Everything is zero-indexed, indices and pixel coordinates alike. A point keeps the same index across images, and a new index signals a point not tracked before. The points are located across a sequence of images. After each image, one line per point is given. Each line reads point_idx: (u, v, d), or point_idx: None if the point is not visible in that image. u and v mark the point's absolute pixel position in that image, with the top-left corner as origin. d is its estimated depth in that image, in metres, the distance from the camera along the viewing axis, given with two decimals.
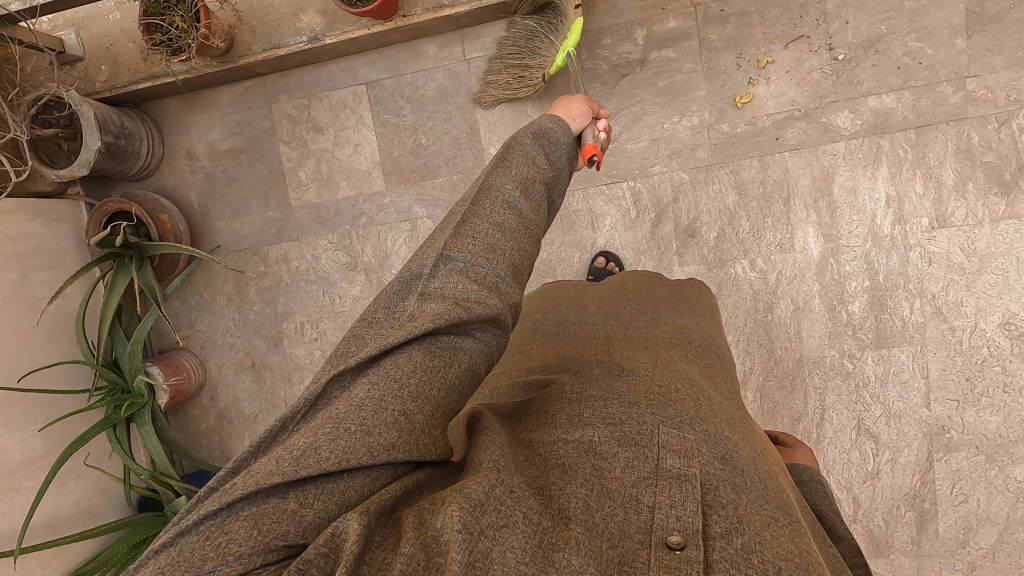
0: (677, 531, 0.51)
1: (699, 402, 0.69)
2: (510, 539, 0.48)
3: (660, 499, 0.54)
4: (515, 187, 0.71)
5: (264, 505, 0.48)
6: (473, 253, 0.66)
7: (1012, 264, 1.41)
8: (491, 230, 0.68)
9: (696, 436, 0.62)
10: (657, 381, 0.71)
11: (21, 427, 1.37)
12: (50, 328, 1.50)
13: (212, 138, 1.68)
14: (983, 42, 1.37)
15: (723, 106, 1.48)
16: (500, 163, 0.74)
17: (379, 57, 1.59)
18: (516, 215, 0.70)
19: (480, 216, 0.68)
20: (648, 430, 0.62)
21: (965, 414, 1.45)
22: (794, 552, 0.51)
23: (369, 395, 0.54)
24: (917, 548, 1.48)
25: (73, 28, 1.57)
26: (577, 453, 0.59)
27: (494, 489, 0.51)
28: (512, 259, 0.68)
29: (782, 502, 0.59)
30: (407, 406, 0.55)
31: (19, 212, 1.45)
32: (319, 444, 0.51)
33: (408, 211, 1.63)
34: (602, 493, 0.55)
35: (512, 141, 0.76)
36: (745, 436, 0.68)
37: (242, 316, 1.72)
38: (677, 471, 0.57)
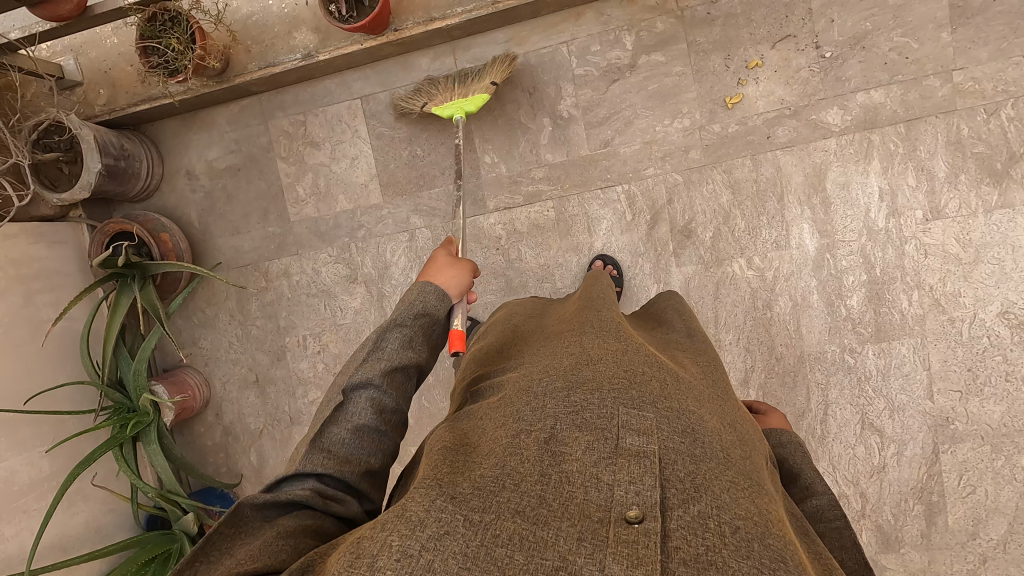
0: (636, 505, 0.52)
1: (664, 380, 0.69)
2: (452, 546, 0.49)
3: (619, 476, 0.55)
4: (382, 382, 0.76)
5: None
6: (328, 464, 0.69)
7: (1008, 253, 1.41)
8: (349, 437, 0.72)
9: (657, 414, 0.62)
10: (621, 361, 0.71)
11: (28, 449, 1.38)
12: (55, 349, 1.51)
13: (210, 157, 1.70)
14: (968, 35, 1.38)
15: (713, 107, 1.50)
16: (375, 355, 0.78)
17: (372, 71, 1.61)
18: (378, 413, 0.75)
19: (338, 423, 0.73)
20: (607, 412, 0.62)
21: (968, 405, 1.45)
22: (752, 512, 0.54)
23: (254, 543, 0.60)
24: (927, 541, 1.47)
25: (72, 54, 1.61)
26: (536, 445, 0.59)
27: (432, 505, 0.52)
28: (368, 465, 0.73)
29: (745, 471, 0.61)
30: (290, 542, 0.61)
31: (22, 236, 1.47)
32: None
33: (406, 222, 1.64)
34: (556, 483, 0.55)
35: (386, 327, 0.80)
36: (712, 410, 0.69)
37: (245, 331, 1.73)
38: (636, 448, 0.57)
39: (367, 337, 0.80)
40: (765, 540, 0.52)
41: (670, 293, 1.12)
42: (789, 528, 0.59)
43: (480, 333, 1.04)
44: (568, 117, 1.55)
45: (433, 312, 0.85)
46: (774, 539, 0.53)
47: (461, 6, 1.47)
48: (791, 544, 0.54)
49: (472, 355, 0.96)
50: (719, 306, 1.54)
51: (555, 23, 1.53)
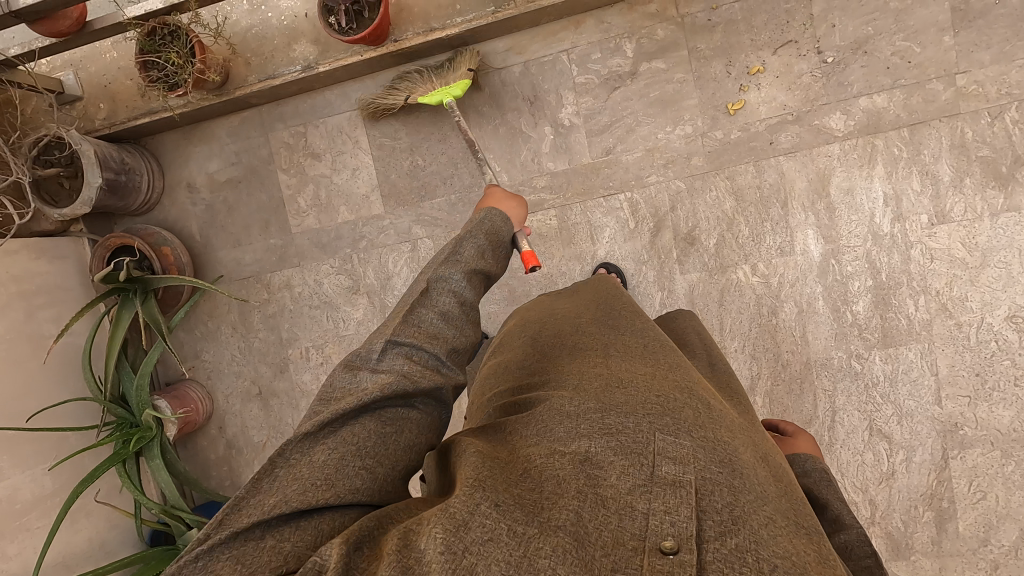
0: (671, 535, 0.51)
1: (699, 409, 0.67)
2: (494, 553, 0.48)
3: (654, 505, 0.54)
4: (462, 278, 0.78)
5: (241, 549, 0.52)
6: (419, 339, 0.70)
7: (1015, 257, 1.40)
8: (435, 320, 0.73)
9: (693, 443, 0.61)
10: (654, 387, 0.70)
11: (30, 466, 1.37)
12: (58, 365, 1.50)
13: (211, 169, 1.70)
14: (970, 38, 1.38)
15: (715, 113, 1.49)
16: (455, 253, 0.80)
17: (372, 82, 1.60)
18: (458, 304, 0.76)
19: (426, 306, 0.74)
20: (643, 438, 0.61)
21: (977, 410, 1.44)
22: (793, 551, 0.52)
23: (330, 456, 0.58)
24: (938, 548, 1.46)
25: (71, 69, 1.61)
26: (572, 465, 0.59)
27: (477, 506, 0.51)
28: (452, 344, 0.74)
29: (783, 505, 0.59)
30: (366, 462, 0.60)
31: (23, 252, 1.47)
32: (286, 494, 0.55)
33: (408, 232, 1.63)
34: (593, 503, 0.54)
35: (464, 234, 0.82)
36: (745, 442, 0.68)
37: (247, 343, 1.72)
38: (672, 477, 0.56)
39: (445, 242, 0.81)
40: None
41: (686, 314, 1.11)
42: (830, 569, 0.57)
43: (502, 342, 1.02)
44: (569, 126, 1.55)
45: (498, 234, 0.86)
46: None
47: (461, 16, 1.47)
48: None
49: (497, 364, 0.95)
50: (723, 314, 1.53)
51: (555, 31, 1.52)
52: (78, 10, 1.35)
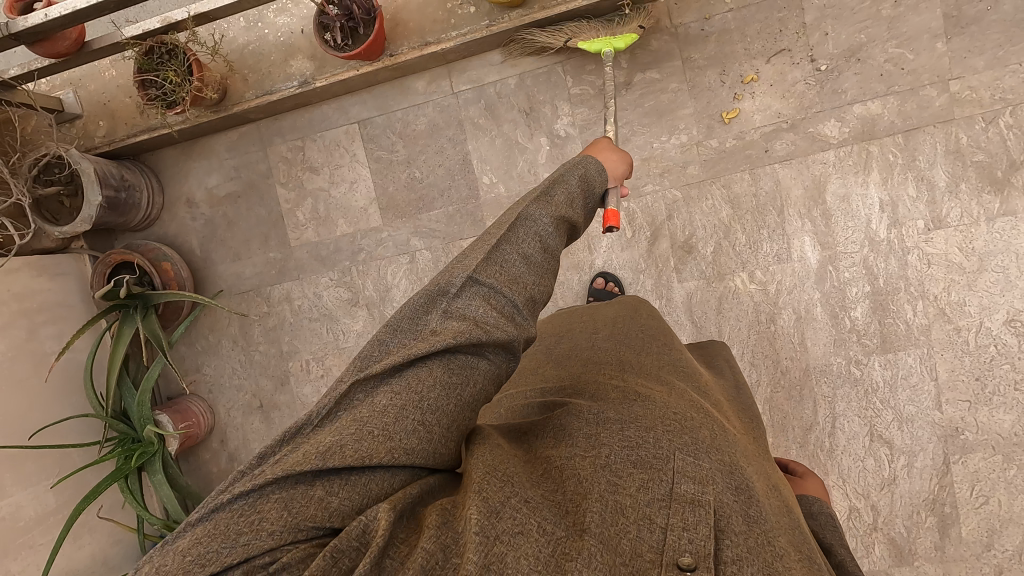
0: (689, 553, 0.51)
1: (715, 430, 0.67)
2: (524, 546, 0.49)
3: (673, 521, 0.53)
4: (551, 223, 0.71)
5: (290, 492, 0.51)
6: (500, 282, 0.65)
7: (1012, 261, 1.40)
8: (517, 263, 0.67)
9: (713, 464, 0.60)
10: (675, 403, 0.70)
11: (33, 483, 1.37)
12: (60, 382, 1.51)
13: (210, 184, 1.71)
14: (963, 44, 1.38)
15: (710, 122, 1.49)
16: (550, 193, 0.73)
17: (369, 96, 1.62)
18: (542, 251, 0.70)
19: (512, 245, 0.68)
20: (664, 453, 0.60)
21: (978, 415, 1.44)
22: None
23: (391, 403, 0.56)
24: (942, 554, 1.45)
25: (71, 87, 1.62)
26: (592, 470, 0.59)
27: (507, 500, 0.52)
28: (531, 294, 0.67)
29: (796, 539, 0.59)
30: (426, 417, 0.56)
31: (25, 270, 1.48)
32: (342, 441, 0.53)
33: (406, 244, 1.64)
34: (615, 509, 0.54)
35: (558, 177, 0.77)
36: (758, 471, 0.67)
37: (248, 357, 1.73)
38: (691, 496, 0.56)
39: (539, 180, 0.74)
40: None
41: (721, 345, 1.10)
42: None
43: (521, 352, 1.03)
44: (565, 136, 1.55)
45: (591, 181, 0.79)
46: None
47: (456, 29, 1.48)
48: None
49: (518, 373, 0.96)
50: (722, 321, 1.53)
51: None
52: (76, 31, 1.37)
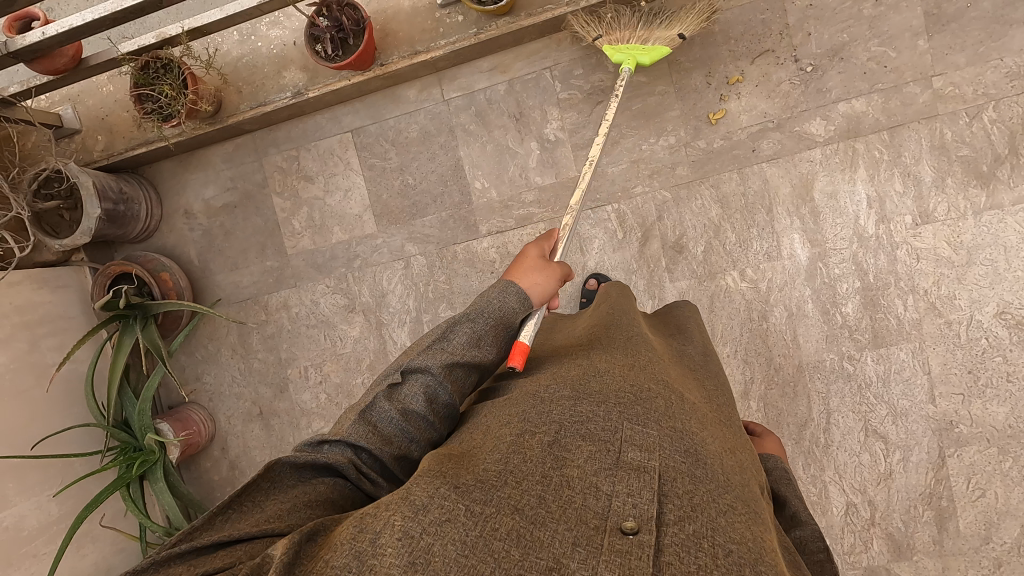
0: (632, 517, 0.54)
1: (670, 400, 0.71)
2: (450, 532, 0.51)
3: (618, 487, 0.57)
4: (439, 370, 0.75)
5: (194, 560, 0.56)
6: (370, 440, 0.71)
7: (1000, 254, 1.42)
8: (395, 418, 0.73)
9: (660, 431, 0.65)
10: (630, 377, 0.74)
11: (35, 493, 1.39)
12: (61, 393, 1.53)
13: (207, 196, 1.74)
14: (944, 41, 1.40)
15: (697, 124, 1.52)
16: (440, 343, 0.77)
17: (361, 105, 1.64)
18: (427, 404, 0.75)
19: (390, 401, 0.74)
20: (611, 426, 0.65)
21: (971, 407, 1.45)
22: (745, 538, 0.56)
23: (281, 503, 0.65)
24: (940, 548, 1.45)
25: (70, 103, 1.66)
26: (539, 448, 0.62)
27: (437, 491, 0.55)
28: (405, 451, 0.73)
29: (744, 496, 0.64)
30: (314, 510, 0.65)
31: (26, 283, 1.51)
32: (239, 527, 0.60)
33: (401, 250, 1.66)
34: (556, 485, 0.58)
35: (458, 319, 0.79)
36: (715, 434, 0.72)
37: (247, 365, 1.75)
38: (637, 463, 0.60)
39: (436, 325, 0.78)
40: (756, 566, 0.53)
41: (690, 303, 1.16)
42: (783, 556, 0.61)
43: None
44: (555, 140, 1.58)
45: (507, 319, 0.82)
46: (766, 565, 0.55)
47: (444, 38, 1.51)
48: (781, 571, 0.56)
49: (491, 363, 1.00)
50: (715, 319, 1.54)
51: (537, 49, 1.56)
52: (73, 48, 1.40)
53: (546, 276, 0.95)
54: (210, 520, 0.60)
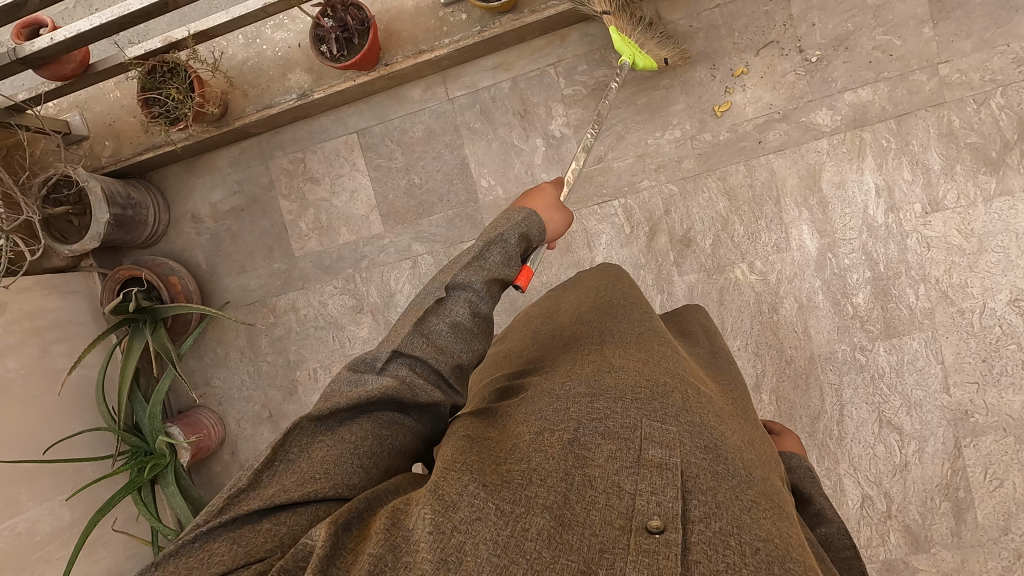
0: (657, 516, 0.54)
1: (687, 394, 0.70)
2: (482, 532, 0.51)
3: (641, 486, 0.57)
4: (481, 284, 0.78)
5: (239, 532, 0.57)
6: (425, 351, 0.72)
7: (1012, 241, 1.41)
8: (445, 331, 0.74)
9: (679, 427, 0.64)
10: (645, 371, 0.73)
11: (48, 498, 1.39)
12: (73, 397, 1.54)
13: (213, 200, 1.74)
14: (949, 28, 1.40)
15: (703, 117, 1.51)
16: (478, 261, 0.80)
17: (366, 106, 1.65)
18: (472, 315, 0.77)
19: (439, 314, 0.75)
20: (630, 423, 0.64)
21: (987, 396, 1.43)
22: (772, 533, 0.55)
23: (327, 454, 0.63)
24: (958, 540, 1.43)
25: (77, 110, 1.67)
26: (560, 445, 0.62)
27: (465, 489, 0.55)
28: (459, 361, 0.75)
29: (767, 489, 0.63)
30: (362, 461, 0.64)
31: (36, 289, 1.51)
32: (285, 486, 0.60)
33: (408, 249, 1.66)
34: (580, 485, 0.57)
35: (496, 235, 0.82)
36: (734, 426, 0.71)
37: (256, 367, 1.75)
38: (659, 460, 0.60)
39: (472, 244, 0.81)
40: (784, 563, 0.53)
41: (697, 304, 1.14)
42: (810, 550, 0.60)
43: (507, 337, 1.07)
44: (560, 136, 1.58)
45: (530, 241, 0.87)
46: (794, 561, 0.54)
47: (448, 36, 1.52)
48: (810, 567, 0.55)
49: (502, 358, 0.99)
50: (724, 313, 1.53)
51: (541, 46, 1.56)
52: (80, 54, 1.41)
53: (555, 210, 0.99)
54: (255, 478, 0.60)
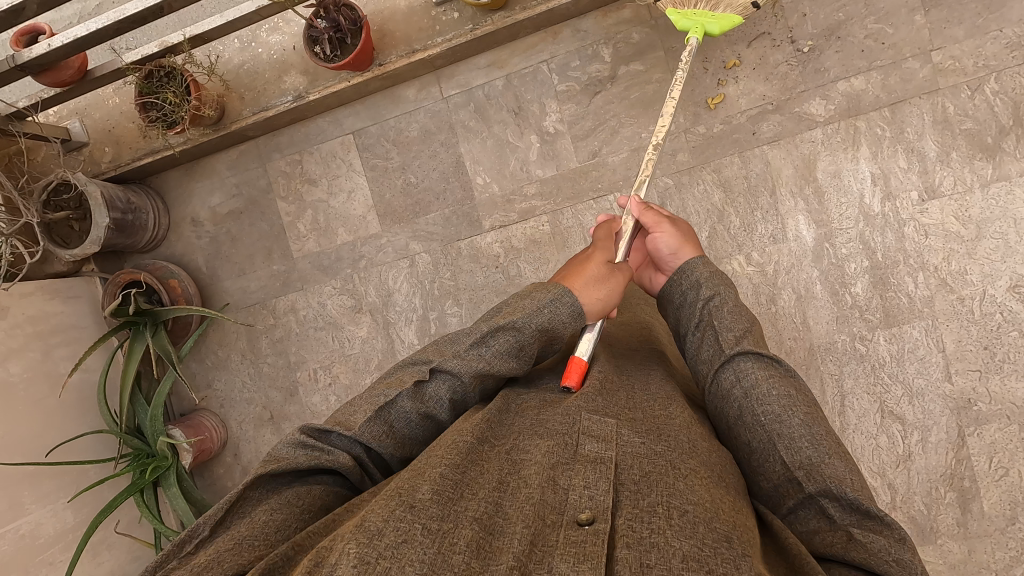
0: (588, 508, 0.58)
1: (630, 399, 0.77)
2: (409, 553, 0.52)
3: (575, 481, 0.61)
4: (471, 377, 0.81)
5: None
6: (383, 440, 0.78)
7: (1010, 227, 1.40)
8: (412, 419, 0.80)
9: (617, 422, 0.70)
10: (589, 381, 0.81)
11: (51, 501, 1.40)
12: (75, 400, 1.55)
13: (212, 204, 1.76)
14: (942, 15, 1.40)
15: (696, 110, 1.52)
16: (477, 348, 0.82)
17: (362, 106, 1.66)
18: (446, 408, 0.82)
19: (411, 403, 0.80)
20: (569, 422, 0.70)
21: (990, 384, 1.42)
22: (705, 497, 0.60)
23: (269, 517, 0.70)
24: (965, 530, 1.41)
25: (77, 117, 1.69)
26: (497, 458, 0.67)
27: (391, 514, 0.55)
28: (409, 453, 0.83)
29: (709, 461, 0.68)
30: (301, 524, 0.71)
31: (38, 294, 1.53)
32: (221, 554, 0.64)
33: (405, 248, 1.67)
34: (513, 490, 0.62)
35: (508, 321, 0.83)
36: (685, 410, 0.77)
37: (257, 369, 1.76)
38: (594, 454, 0.64)
39: (478, 328, 0.83)
40: (714, 521, 0.58)
41: None
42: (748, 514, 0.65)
43: None
44: (554, 133, 1.58)
45: (552, 322, 0.85)
46: (724, 519, 0.59)
47: (441, 35, 1.53)
48: (742, 528, 0.59)
49: None
50: None
51: (534, 43, 1.57)
52: (79, 60, 1.43)
53: (603, 279, 0.94)
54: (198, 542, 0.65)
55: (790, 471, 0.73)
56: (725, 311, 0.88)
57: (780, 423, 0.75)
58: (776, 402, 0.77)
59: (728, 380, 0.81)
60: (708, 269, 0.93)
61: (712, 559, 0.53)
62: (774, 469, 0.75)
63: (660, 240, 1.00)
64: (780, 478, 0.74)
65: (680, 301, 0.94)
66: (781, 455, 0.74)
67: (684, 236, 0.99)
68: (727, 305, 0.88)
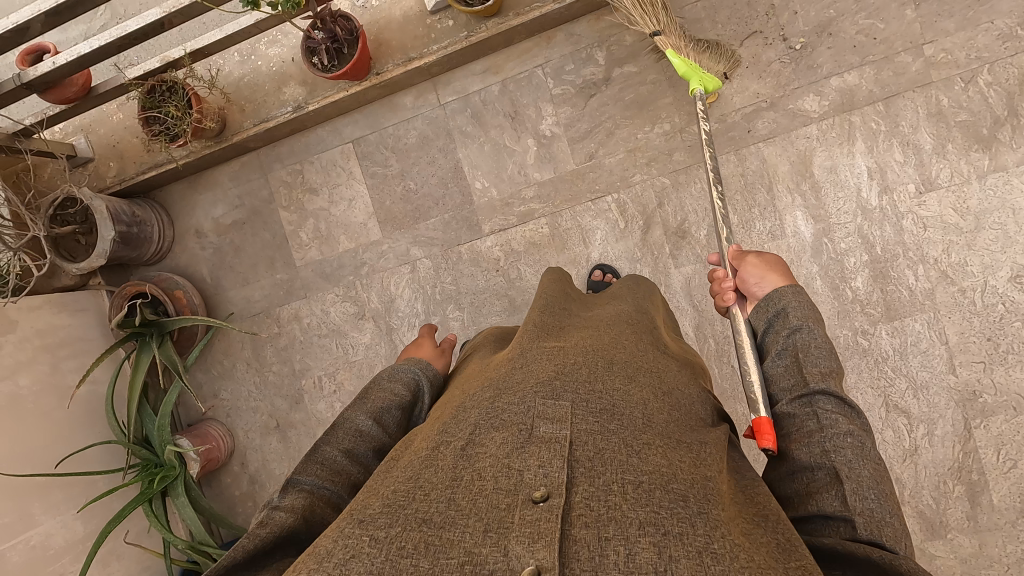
0: (543, 486, 0.57)
1: (593, 367, 0.74)
2: (356, 567, 0.51)
3: (530, 463, 0.59)
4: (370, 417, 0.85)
5: None
6: (320, 476, 0.78)
7: (1009, 218, 1.40)
8: (338, 457, 0.81)
9: (573, 400, 0.68)
10: (547, 354, 0.78)
11: (61, 512, 1.41)
12: (82, 412, 1.56)
13: (216, 215, 1.78)
14: (932, 9, 1.41)
15: (691, 109, 1.53)
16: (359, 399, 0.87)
17: (360, 115, 1.69)
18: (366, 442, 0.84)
19: (331, 443, 0.82)
20: (525, 407, 0.67)
21: (994, 375, 1.41)
22: (659, 467, 0.60)
23: None
24: (975, 524, 1.40)
25: (82, 134, 1.73)
26: (452, 454, 0.63)
27: (341, 535, 0.55)
28: (353, 479, 0.82)
29: (667, 432, 0.68)
30: None
31: (45, 307, 1.55)
32: None
33: (406, 254, 1.68)
34: (466, 483, 0.59)
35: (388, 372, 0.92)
36: (644, 383, 0.75)
37: (262, 378, 1.77)
38: (550, 435, 0.62)
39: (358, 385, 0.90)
40: (668, 485, 0.58)
41: (638, 277, 1.23)
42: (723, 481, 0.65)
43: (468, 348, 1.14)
44: (551, 136, 1.60)
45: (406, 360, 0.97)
46: (680, 482, 0.59)
47: (436, 43, 1.56)
48: (698, 488, 0.60)
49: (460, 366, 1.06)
50: None
51: (528, 48, 1.59)
52: (83, 77, 1.46)
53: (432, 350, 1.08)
54: None
55: (848, 510, 0.66)
56: (811, 345, 0.79)
57: (848, 466, 0.68)
58: (852, 449, 0.70)
59: (802, 410, 0.77)
60: (797, 298, 0.85)
61: (667, 520, 0.54)
62: (829, 497, 0.68)
63: (748, 274, 0.94)
64: (832, 508, 0.67)
65: (764, 329, 0.87)
66: (843, 493, 0.67)
67: (773, 266, 0.93)
68: (816, 341, 0.79)
